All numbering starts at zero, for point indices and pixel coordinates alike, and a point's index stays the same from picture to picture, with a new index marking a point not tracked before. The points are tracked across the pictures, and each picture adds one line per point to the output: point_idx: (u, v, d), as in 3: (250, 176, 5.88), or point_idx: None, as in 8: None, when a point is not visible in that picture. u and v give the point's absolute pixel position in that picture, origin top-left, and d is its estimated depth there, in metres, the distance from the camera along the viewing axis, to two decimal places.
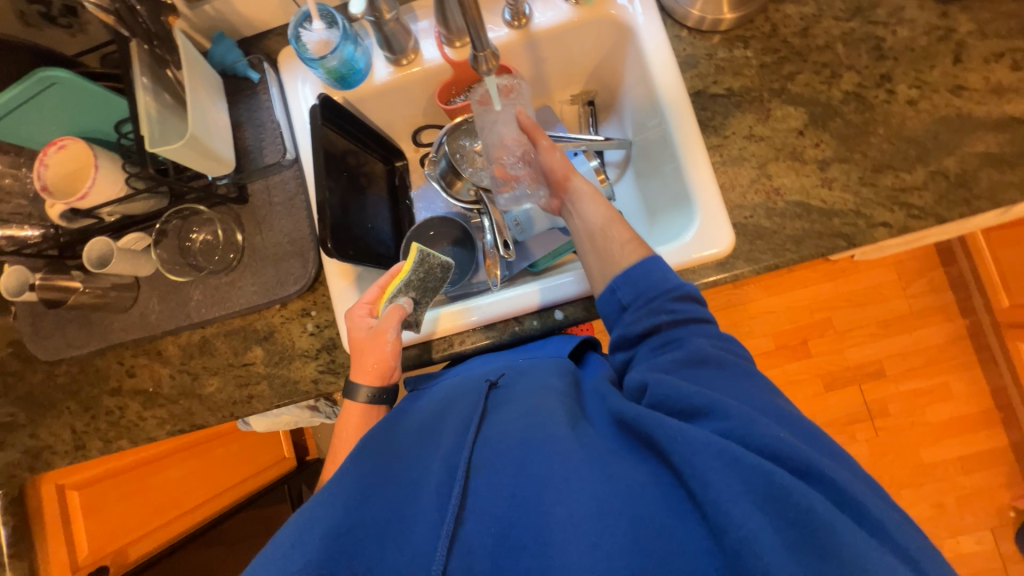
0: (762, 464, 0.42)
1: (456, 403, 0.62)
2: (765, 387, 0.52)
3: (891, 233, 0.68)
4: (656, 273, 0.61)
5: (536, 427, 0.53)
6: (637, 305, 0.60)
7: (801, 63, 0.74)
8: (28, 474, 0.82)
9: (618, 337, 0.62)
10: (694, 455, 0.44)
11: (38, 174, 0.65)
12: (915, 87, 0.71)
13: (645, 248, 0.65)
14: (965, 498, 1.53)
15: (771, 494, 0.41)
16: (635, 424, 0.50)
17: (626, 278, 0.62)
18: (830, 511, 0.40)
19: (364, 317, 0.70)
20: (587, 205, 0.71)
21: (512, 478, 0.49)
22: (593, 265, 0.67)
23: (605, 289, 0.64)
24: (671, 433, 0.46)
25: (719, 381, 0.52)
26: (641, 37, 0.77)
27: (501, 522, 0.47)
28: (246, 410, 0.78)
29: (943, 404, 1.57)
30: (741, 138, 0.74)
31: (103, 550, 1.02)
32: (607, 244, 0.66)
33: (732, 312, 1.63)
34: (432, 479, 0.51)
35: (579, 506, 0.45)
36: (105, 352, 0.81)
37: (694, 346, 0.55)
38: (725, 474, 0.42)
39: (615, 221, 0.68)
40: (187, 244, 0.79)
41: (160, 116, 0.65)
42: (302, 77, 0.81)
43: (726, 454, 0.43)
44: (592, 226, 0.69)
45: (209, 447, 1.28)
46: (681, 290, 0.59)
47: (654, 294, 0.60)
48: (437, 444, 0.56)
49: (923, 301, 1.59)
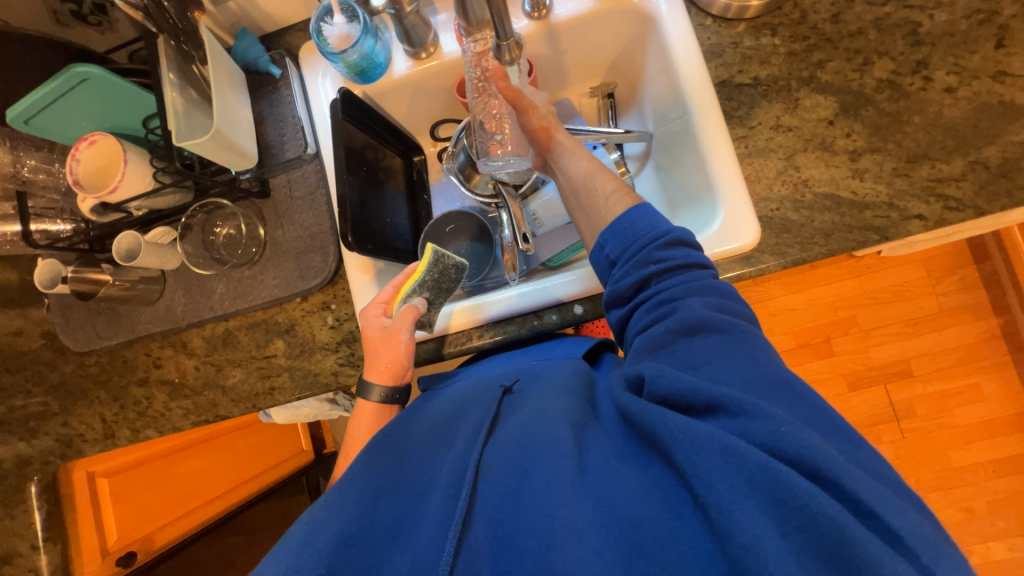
0: (766, 462, 0.40)
1: (471, 406, 0.62)
2: (770, 357, 0.49)
3: (926, 226, 0.66)
4: (644, 222, 0.59)
5: (542, 427, 0.52)
6: (625, 260, 0.58)
7: (831, 50, 0.72)
8: (61, 460, 0.85)
9: (611, 293, 0.59)
10: (695, 453, 0.42)
11: (69, 169, 0.67)
12: (954, 74, 0.68)
13: (632, 197, 0.63)
14: (997, 503, 1.48)
15: (778, 496, 0.39)
16: (637, 418, 0.49)
17: (613, 232, 0.60)
18: (841, 514, 0.37)
19: (378, 317, 0.71)
20: (572, 159, 0.70)
21: (516, 481, 0.48)
22: (583, 224, 0.68)
23: (594, 246, 0.63)
24: (674, 431, 0.44)
25: (717, 351, 0.49)
26: (663, 26, 0.75)
27: (506, 526, 0.46)
28: (268, 401, 0.79)
29: (974, 406, 1.52)
30: (768, 128, 0.72)
31: (130, 537, 1.05)
32: (591, 198, 0.66)
33: (753, 309, 1.59)
34: (441, 481, 0.51)
35: (585, 513, 0.44)
36: (133, 343, 0.83)
37: (688, 311, 0.52)
38: (726, 472, 0.40)
39: (599, 172, 0.67)
40: (211, 237, 0.80)
41: (186, 111, 0.66)
42: (322, 72, 0.81)
43: (729, 450, 0.41)
44: (575, 182, 0.69)
45: (232, 438, 1.30)
46: (671, 235, 0.57)
47: (641, 244, 0.58)
48: (446, 446, 0.56)
49: (954, 299, 1.53)
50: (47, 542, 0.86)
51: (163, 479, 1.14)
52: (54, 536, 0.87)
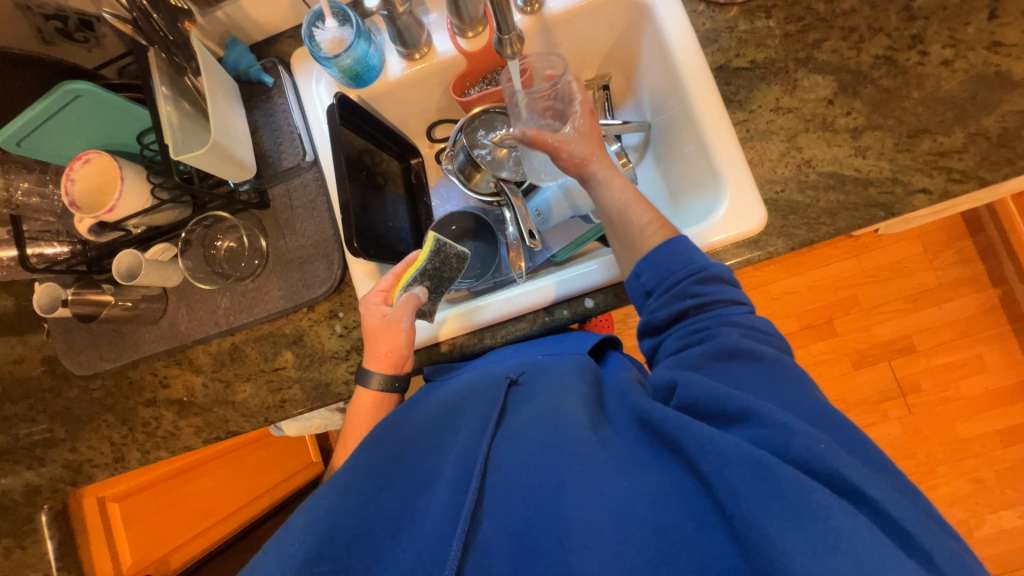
0: (800, 480, 0.39)
1: (477, 397, 0.61)
2: (805, 385, 0.49)
3: (930, 200, 0.66)
4: (682, 254, 0.59)
5: (556, 428, 0.51)
6: (662, 292, 0.59)
7: (826, 30, 0.72)
8: (71, 487, 0.83)
9: (646, 324, 0.61)
10: (723, 465, 0.42)
11: (65, 190, 0.66)
12: (949, 47, 0.68)
13: (669, 228, 0.63)
14: (1006, 471, 1.49)
15: (809, 515, 0.38)
16: (659, 425, 0.47)
17: (649, 262, 0.60)
18: (876, 539, 0.36)
19: (379, 304, 0.70)
20: (612, 185, 0.68)
21: (530, 479, 0.48)
22: (621, 254, 0.66)
23: (630, 274, 0.63)
24: (700, 440, 0.44)
25: (751, 376, 0.49)
26: (657, 14, 0.75)
27: (518, 524, 0.46)
28: (280, 414, 0.78)
29: (978, 377, 1.53)
30: (768, 111, 0.72)
31: (146, 559, 1.04)
32: (627, 228, 0.65)
33: (754, 294, 1.60)
34: (448, 472, 0.51)
35: (603, 513, 0.44)
36: (138, 364, 0.82)
37: (725, 338, 0.53)
38: (755, 486, 0.40)
39: (640, 200, 0.66)
40: (213, 252, 0.79)
41: (181, 124, 0.65)
42: (316, 78, 0.80)
43: (759, 465, 0.40)
44: (611, 212, 0.67)
45: (242, 454, 1.28)
46: (707, 271, 0.57)
47: (678, 278, 0.58)
48: (453, 440, 0.56)
49: (952, 273, 1.55)
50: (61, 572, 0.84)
51: (175, 499, 1.12)
52: (69, 564, 0.86)
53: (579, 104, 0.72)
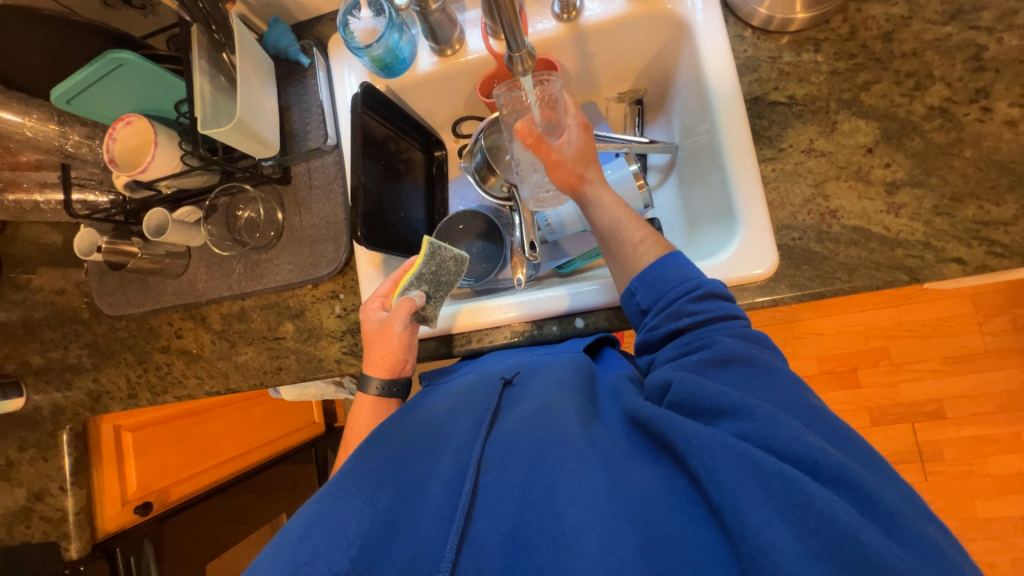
0: (784, 471, 0.39)
1: (471, 399, 0.62)
2: (801, 389, 0.48)
3: (964, 271, 0.60)
4: (675, 272, 0.59)
5: (547, 423, 0.52)
6: (658, 310, 0.58)
7: (879, 71, 0.66)
8: (90, 414, 0.92)
9: (642, 342, 0.60)
10: (709, 458, 0.41)
11: (107, 147, 0.71)
12: (1017, 105, 0.62)
13: (662, 246, 0.63)
14: (1023, 561, 1.39)
15: (793, 502, 0.38)
16: (647, 421, 0.48)
17: (644, 281, 0.60)
18: (857, 520, 0.37)
19: (376, 310, 0.72)
20: (596, 210, 0.69)
21: (523, 477, 0.48)
22: (613, 268, 0.68)
23: (625, 292, 0.62)
24: (686, 435, 0.44)
25: (750, 378, 0.48)
26: (697, 35, 0.72)
27: (511, 521, 0.46)
28: (275, 380, 0.82)
29: (1011, 457, 1.41)
30: (799, 152, 0.67)
31: (147, 488, 1.11)
32: (619, 247, 0.66)
33: (777, 330, 1.53)
34: (442, 473, 0.51)
35: (594, 509, 0.44)
36: (158, 313, 0.88)
37: (721, 344, 0.51)
38: (742, 478, 0.39)
39: (631, 218, 0.66)
40: (234, 219, 0.85)
41: (213, 98, 0.69)
42: (349, 66, 0.82)
43: (743, 457, 0.40)
44: (602, 230, 0.68)
45: (246, 406, 1.37)
46: (702, 289, 0.56)
47: (672, 296, 0.57)
48: (449, 440, 0.56)
49: (1002, 340, 1.42)
50: (74, 486, 0.93)
51: (185, 436, 1.21)
52: (81, 480, 0.94)
53: (573, 117, 0.70)
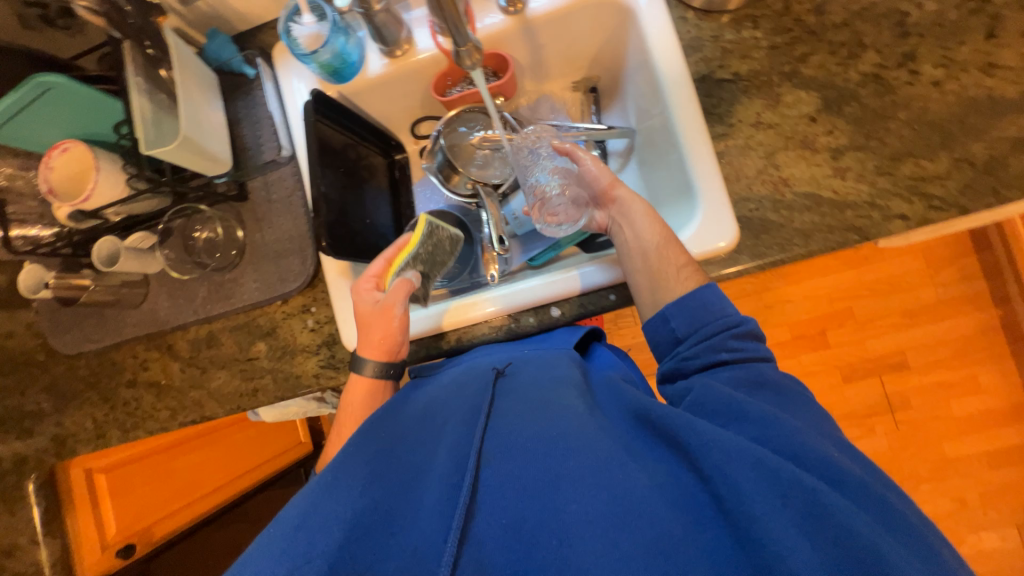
0: (801, 478, 0.41)
1: (463, 390, 0.61)
2: (819, 419, 0.51)
3: (908, 227, 0.64)
4: (716, 305, 0.60)
5: (550, 419, 0.52)
6: (695, 340, 0.59)
7: (815, 43, 0.69)
8: (55, 459, 0.87)
9: (670, 370, 0.61)
10: (724, 460, 0.43)
11: (43, 178, 0.67)
12: (941, 66, 0.65)
13: (699, 274, 0.64)
14: (990, 494, 1.48)
15: (810, 510, 0.40)
16: (659, 421, 0.50)
17: (682, 308, 0.61)
18: (875, 533, 0.38)
19: (369, 291, 0.70)
20: (640, 222, 0.68)
21: (523, 468, 0.48)
22: (644, 286, 0.66)
23: (658, 317, 0.63)
24: (701, 437, 0.45)
25: (777, 404, 0.51)
26: (642, 20, 0.73)
27: (512, 515, 0.46)
28: (252, 402, 0.80)
29: (971, 398, 1.50)
30: (748, 126, 0.70)
31: (130, 529, 1.09)
32: (662, 264, 0.64)
33: (748, 301, 1.58)
34: (440, 467, 0.51)
35: (597, 502, 0.44)
36: (120, 346, 0.85)
37: (756, 375, 0.54)
38: (757, 482, 0.41)
39: (670, 241, 0.66)
40: (192, 241, 0.81)
41: (156, 117, 0.66)
42: (296, 73, 0.80)
43: (759, 461, 0.42)
44: (646, 244, 0.66)
45: (229, 433, 1.30)
46: (744, 327, 0.58)
47: (713, 329, 0.59)
48: (442, 433, 0.56)
49: (953, 290, 1.51)
50: (47, 536, 0.90)
51: (164, 472, 1.17)
52: (54, 529, 0.91)
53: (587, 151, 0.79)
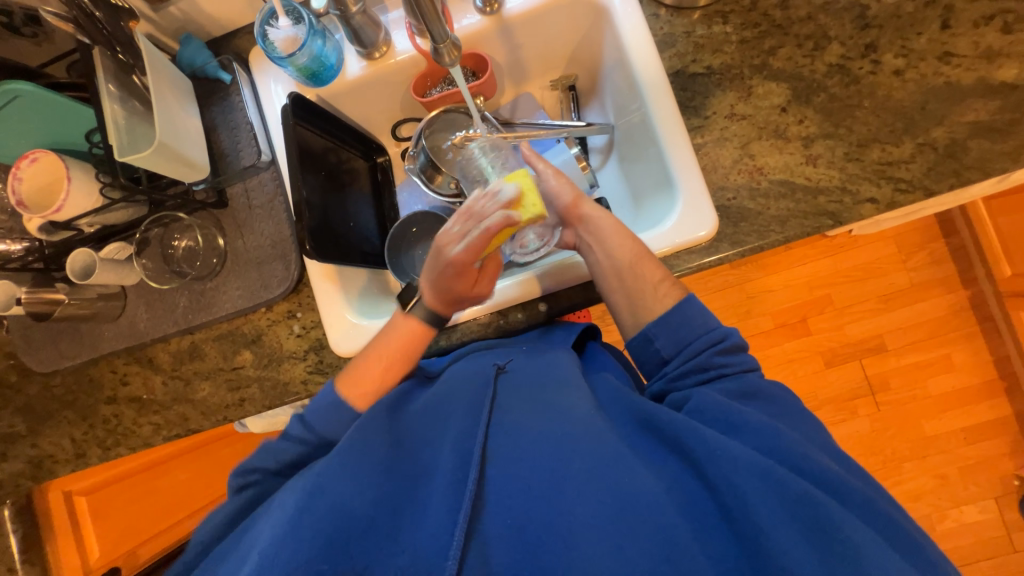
0: (811, 494, 0.43)
1: (463, 388, 0.61)
2: (806, 424, 0.55)
3: (877, 209, 0.67)
4: (699, 319, 0.63)
5: (557, 423, 0.53)
6: (680, 360, 0.62)
7: (782, 36, 0.72)
8: (33, 483, 0.83)
9: (661, 389, 0.63)
10: (734, 472, 0.45)
11: (12, 189, 0.65)
12: (901, 56, 0.69)
13: (676, 287, 0.66)
14: (969, 468, 1.53)
15: (816, 525, 0.42)
16: (668, 430, 0.52)
17: (665, 328, 0.63)
18: (870, 543, 0.42)
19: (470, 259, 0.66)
20: (610, 241, 0.69)
21: (530, 470, 0.49)
22: (620, 303, 0.68)
23: (642, 338, 0.65)
24: (714, 448, 0.47)
25: (772, 413, 0.55)
26: (616, 18, 0.75)
27: (518, 516, 0.47)
28: (239, 412, 0.79)
29: (946, 377, 1.56)
30: (722, 117, 0.72)
31: (113, 552, 1.07)
32: (637, 283, 0.66)
33: (731, 292, 1.61)
34: (444, 464, 0.51)
35: (603, 504, 0.46)
36: (99, 361, 0.82)
37: (747, 380, 0.58)
38: (768, 496, 0.44)
39: (644, 258, 0.67)
40: (170, 251, 0.79)
41: (128, 124, 0.65)
42: (273, 77, 0.80)
43: (770, 474, 0.45)
44: (619, 264, 0.67)
45: (215, 448, 1.24)
46: (728, 341, 0.61)
47: (697, 347, 0.61)
48: (444, 432, 0.56)
49: (924, 273, 1.57)
50: (25, 564, 0.84)
51: (147, 491, 1.14)
52: (33, 558, 0.86)
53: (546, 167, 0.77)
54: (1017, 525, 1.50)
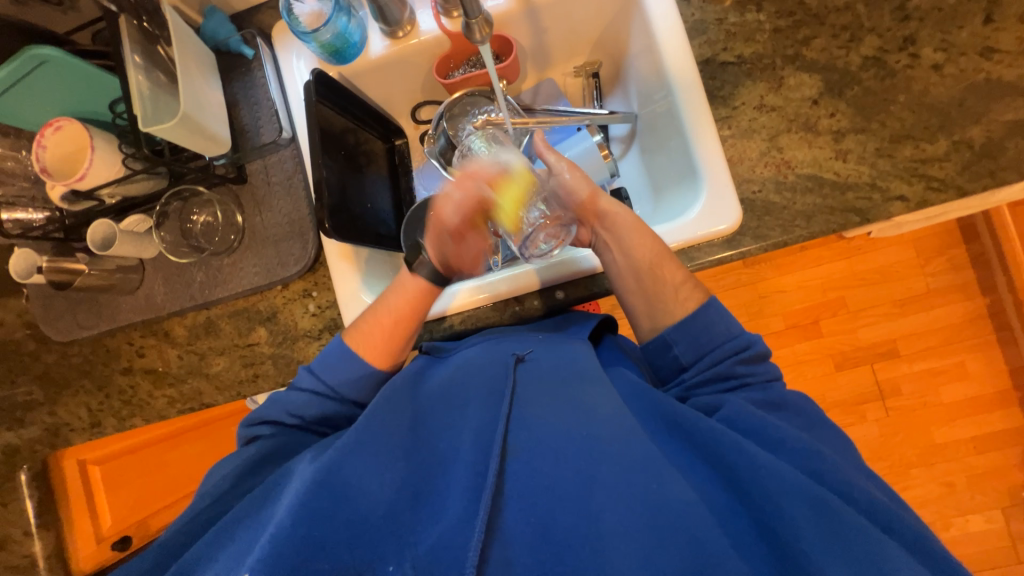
0: (856, 521, 0.44)
1: (479, 372, 0.61)
2: (825, 435, 0.55)
3: (907, 208, 0.65)
4: (720, 326, 0.62)
5: (584, 422, 0.53)
6: (700, 367, 0.62)
7: (817, 27, 0.70)
8: (49, 450, 0.84)
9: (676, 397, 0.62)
10: (775, 491, 0.46)
11: (36, 156, 0.65)
12: (941, 50, 0.66)
13: (698, 290, 0.66)
14: (977, 478, 1.52)
15: (859, 552, 0.42)
16: (702, 439, 0.52)
17: (684, 333, 0.63)
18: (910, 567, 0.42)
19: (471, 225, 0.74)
20: (628, 238, 0.68)
21: (556, 468, 0.50)
22: (638, 304, 0.67)
23: (659, 343, 0.65)
24: (755, 464, 0.47)
25: (798, 426, 0.56)
26: (646, 2, 0.73)
27: (541, 513, 0.47)
28: (253, 388, 0.79)
29: (959, 385, 1.54)
30: (751, 108, 0.70)
31: (124, 522, 1.09)
32: (656, 283, 0.66)
33: (744, 291, 1.60)
34: (466, 453, 0.52)
35: (633, 512, 0.46)
36: (115, 333, 0.83)
37: (771, 392, 0.58)
38: (811, 519, 0.44)
39: (662, 257, 0.66)
40: (189, 226, 0.79)
41: (153, 94, 0.65)
42: (296, 53, 0.79)
43: (811, 496, 0.45)
44: (636, 262, 0.67)
45: (225, 426, 1.27)
46: (753, 350, 0.61)
47: (719, 355, 0.61)
48: (461, 418, 0.57)
49: (942, 279, 1.54)
50: (40, 529, 0.86)
51: (157, 464, 1.16)
52: (48, 523, 0.87)
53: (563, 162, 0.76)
54: (1022, 536, 1.49)
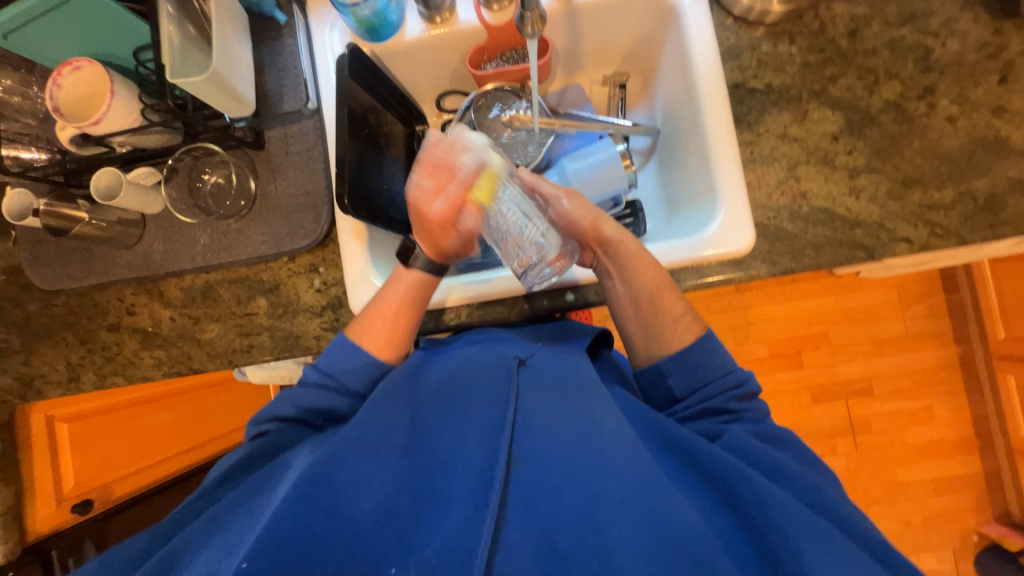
0: (854, 548, 0.44)
1: (479, 377, 0.61)
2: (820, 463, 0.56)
3: (911, 250, 0.68)
4: (716, 361, 0.63)
5: (587, 434, 0.53)
6: (691, 398, 0.63)
7: (845, 66, 0.73)
8: (20, 401, 0.81)
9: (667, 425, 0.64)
10: (784, 520, 0.46)
11: (50, 94, 0.64)
12: (956, 104, 0.70)
13: (695, 321, 0.66)
14: (933, 518, 1.58)
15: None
16: (701, 459, 0.52)
17: (679, 365, 0.63)
18: None
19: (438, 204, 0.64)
20: (629, 268, 0.67)
21: (562, 479, 0.49)
22: (635, 330, 0.68)
23: (653, 371, 0.65)
24: (760, 493, 0.48)
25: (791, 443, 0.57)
26: (685, 22, 0.74)
27: (546, 526, 0.47)
28: (246, 359, 0.77)
29: (926, 427, 1.60)
30: (775, 137, 0.73)
31: (88, 485, 1.04)
32: (655, 314, 0.66)
33: (733, 314, 1.63)
34: (469, 455, 0.51)
35: (639, 532, 0.45)
36: (105, 287, 0.80)
37: (765, 423, 0.59)
38: (818, 548, 0.44)
39: (663, 289, 0.67)
40: (198, 184, 0.77)
41: (183, 47, 0.63)
42: (331, 23, 0.78)
43: (817, 527, 0.45)
44: (637, 292, 0.67)
45: (201, 396, 1.26)
46: (745, 388, 0.62)
47: (715, 390, 0.62)
48: (463, 418, 0.56)
49: (921, 324, 1.60)
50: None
51: (129, 429, 1.12)
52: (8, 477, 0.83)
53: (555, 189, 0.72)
54: None
